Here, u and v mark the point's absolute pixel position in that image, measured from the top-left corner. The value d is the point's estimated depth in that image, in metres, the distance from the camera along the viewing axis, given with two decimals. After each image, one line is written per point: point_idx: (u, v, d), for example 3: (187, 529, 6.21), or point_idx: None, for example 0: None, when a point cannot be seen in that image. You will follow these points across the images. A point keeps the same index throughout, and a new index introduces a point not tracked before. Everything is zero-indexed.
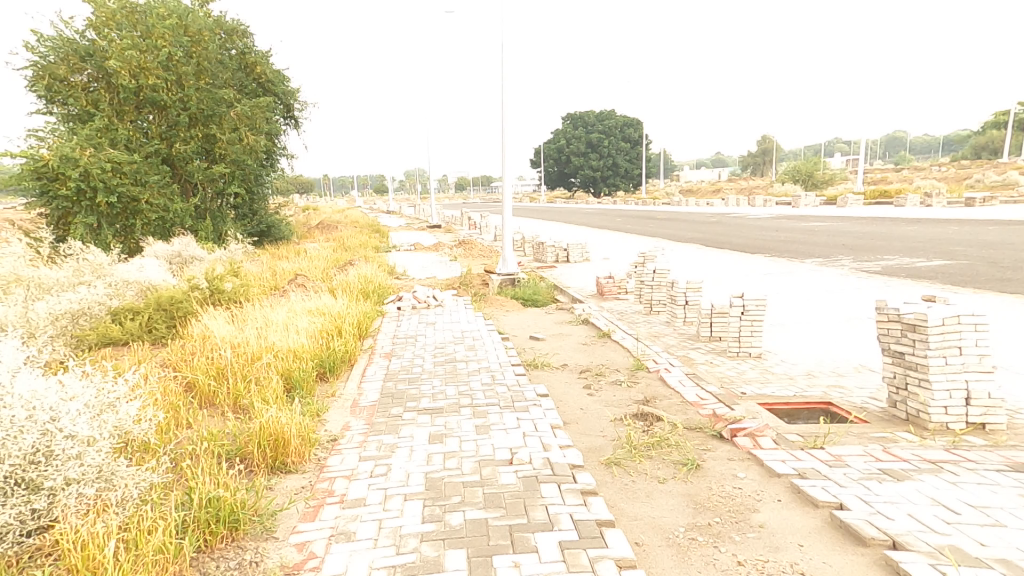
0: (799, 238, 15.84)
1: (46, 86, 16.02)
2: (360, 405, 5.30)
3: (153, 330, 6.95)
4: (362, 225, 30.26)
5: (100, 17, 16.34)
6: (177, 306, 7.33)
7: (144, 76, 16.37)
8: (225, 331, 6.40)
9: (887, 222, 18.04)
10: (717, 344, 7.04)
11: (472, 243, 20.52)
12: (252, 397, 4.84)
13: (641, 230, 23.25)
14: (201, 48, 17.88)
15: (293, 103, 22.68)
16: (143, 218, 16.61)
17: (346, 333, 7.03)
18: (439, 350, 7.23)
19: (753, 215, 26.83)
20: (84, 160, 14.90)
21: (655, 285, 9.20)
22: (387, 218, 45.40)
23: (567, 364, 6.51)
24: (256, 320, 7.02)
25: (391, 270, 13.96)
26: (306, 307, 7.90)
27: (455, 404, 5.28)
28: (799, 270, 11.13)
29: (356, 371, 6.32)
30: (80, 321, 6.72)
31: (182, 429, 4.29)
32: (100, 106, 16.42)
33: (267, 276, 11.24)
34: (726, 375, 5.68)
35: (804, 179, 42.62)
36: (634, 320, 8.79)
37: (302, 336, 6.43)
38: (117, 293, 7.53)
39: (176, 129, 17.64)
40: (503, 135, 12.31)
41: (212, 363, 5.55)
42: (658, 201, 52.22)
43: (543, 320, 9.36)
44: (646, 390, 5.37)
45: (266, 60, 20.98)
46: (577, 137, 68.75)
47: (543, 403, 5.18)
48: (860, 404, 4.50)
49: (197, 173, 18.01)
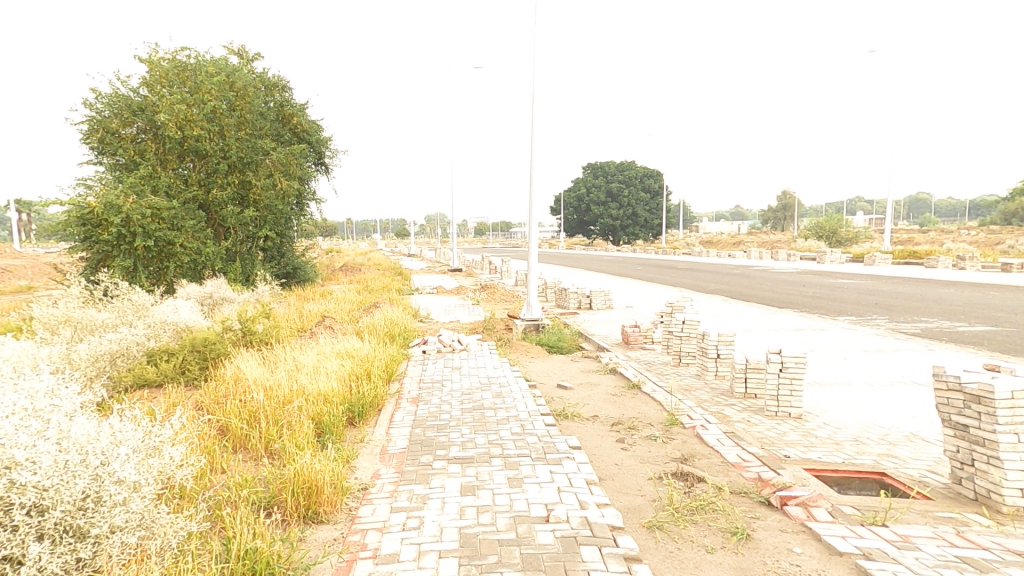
0: (830, 295, 15.56)
1: (98, 139, 17.23)
2: (389, 452, 5.20)
3: (186, 371, 7.02)
4: (385, 267, 30.81)
5: (154, 76, 17.70)
6: (211, 347, 7.43)
7: (189, 127, 17.44)
8: (257, 373, 6.41)
9: (919, 282, 17.66)
10: (754, 402, 6.81)
11: (494, 287, 20.69)
12: (285, 441, 4.81)
13: (663, 280, 23.11)
14: (244, 102, 19.04)
15: (325, 151, 23.75)
16: (176, 261, 17.28)
17: (374, 377, 7.00)
18: (466, 396, 7.16)
19: (778, 269, 26.60)
20: (126, 207, 15.86)
21: (684, 337, 9.08)
22: (410, 261, 46.31)
23: (598, 416, 6.34)
24: (287, 362, 7.05)
25: (416, 312, 14.11)
26: (335, 350, 7.95)
27: (485, 454, 5.15)
28: (832, 328, 10.86)
29: (384, 416, 6.25)
30: (119, 361, 6.87)
31: (216, 474, 4.26)
32: (147, 156, 17.48)
33: (295, 318, 11.44)
34: (766, 435, 5.47)
35: (827, 235, 42.34)
36: (663, 372, 8.61)
37: (332, 380, 6.44)
38: (154, 334, 7.69)
39: (215, 176, 18.54)
40: (531, 185, 12.65)
41: (245, 406, 5.54)
42: (679, 251, 52.29)
43: (569, 368, 9.23)
44: (683, 447, 5.18)
45: (302, 112, 22.17)
46: (597, 187, 70.18)
47: (577, 456, 5.01)
48: (918, 477, 4.24)
49: (230, 217, 18.79)
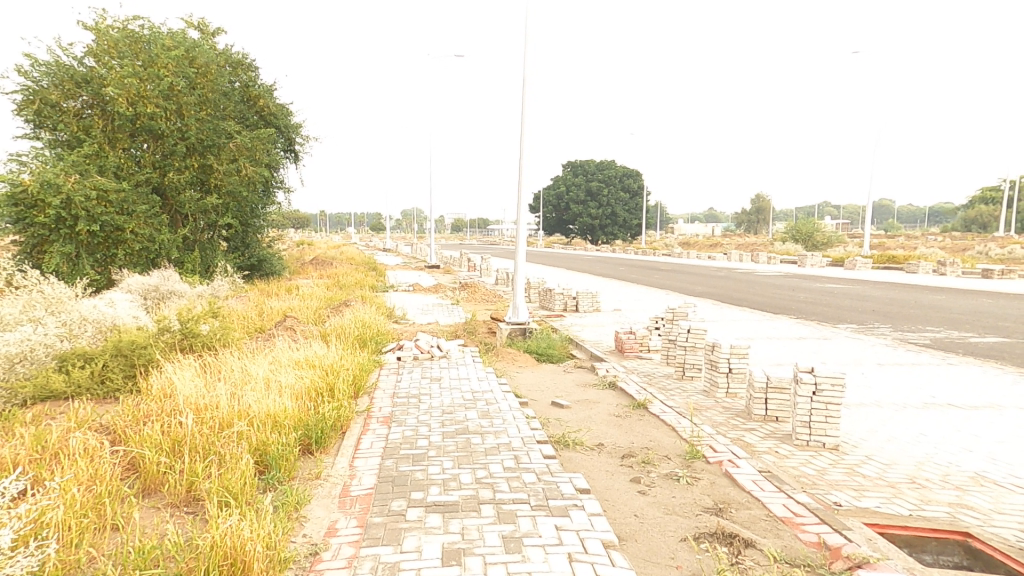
0: (825, 301, 15.02)
1: (36, 112, 15.49)
2: (352, 495, 4.12)
3: (106, 382, 5.74)
4: (358, 262, 29.42)
5: (101, 45, 16.00)
6: (139, 352, 6.11)
7: (142, 104, 15.83)
8: (190, 388, 5.10)
9: (910, 288, 17.33)
10: (777, 427, 5.95)
11: (475, 285, 19.61)
12: (211, 484, 3.63)
13: (648, 281, 22.44)
14: (206, 80, 17.50)
15: (294, 137, 22.22)
16: (125, 248, 15.73)
17: (338, 392, 5.84)
18: (449, 415, 6.11)
19: (762, 273, 26.30)
20: (67, 187, 14.26)
21: (688, 347, 8.22)
22: (386, 256, 44.89)
23: (604, 445, 5.40)
24: (233, 374, 5.77)
25: (390, 311, 12.95)
26: (293, 357, 6.69)
27: (473, 499, 4.11)
28: (837, 337, 10.21)
29: (348, 443, 5.13)
30: (18, 368, 5.56)
31: (104, 539, 3.07)
32: (93, 133, 15.83)
33: (253, 316, 10.19)
34: (807, 473, 4.59)
35: (804, 239, 42.72)
36: (667, 387, 7.74)
37: (285, 397, 5.25)
38: (68, 335, 6.38)
39: (172, 158, 16.96)
40: (520, 176, 11.67)
41: (168, 431, 4.29)
42: (658, 252, 52.05)
43: (562, 380, 8.28)
44: (714, 492, 4.26)
45: (269, 94, 20.59)
46: (578, 186, 69.72)
47: (586, 505, 4.02)
48: (1017, 543, 3.44)
49: (188, 204, 17.26)
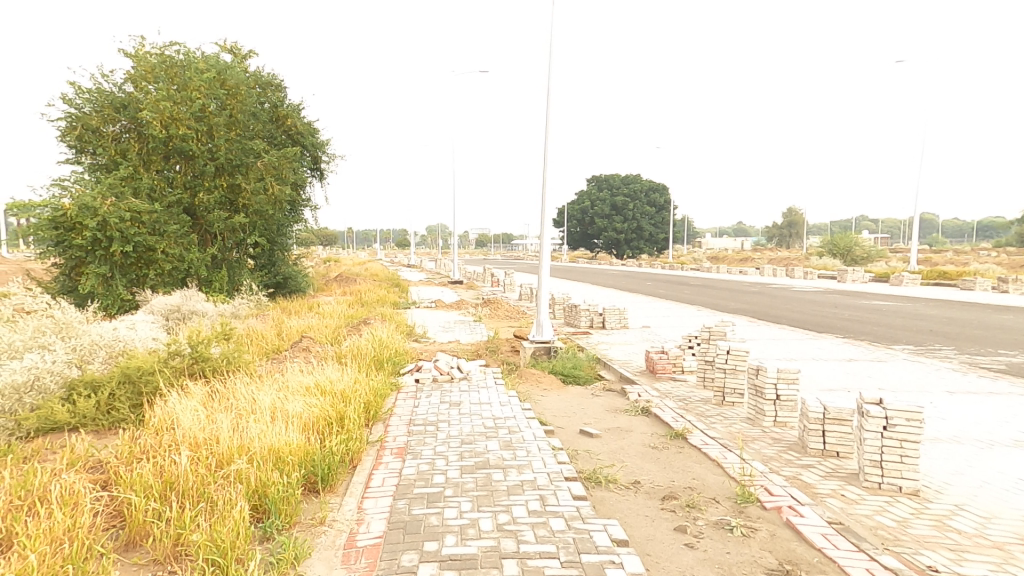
0: (873, 319, 14.00)
1: (77, 137, 15.98)
2: (357, 546, 3.65)
3: (112, 412, 5.47)
4: (382, 279, 29.43)
5: (139, 71, 16.44)
6: (146, 379, 5.83)
7: (175, 126, 16.14)
8: (191, 419, 4.74)
9: (967, 306, 16.09)
10: (839, 464, 5.24)
11: (498, 301, 19.18)
12: (199, 538, 3.22)
13: (678, 297, 21.64)
14: (236, 101, 17.72)
15: (321, 156, 22.42)
16: (156, 268, 15.93)
17: (349, 422, 5.41)
18: (468, 446, 5.60)
19: (799, 288, 25.12)
20: (103, 210, 14.55)
21: (729, 370, 7.54)
22: (411, 272, 44.98)
23: (640, 484, 4.81)
24: (238, 403, 5.41)
25: (411, 330, 12.60)
26: (304, 382, 6.32)
27: (493, 552, 3.58)
28: (893, 359, 9.34)
29: (358, 480, 4.68)
30: (24, 397, 5.34)
31: None
32: (128, 156, 16.21)
33: (272, 336, 9.96)
34: (886, 526, 3.90)
35: (841, 253, 41.08)
36: (707, 415, 7.08)
37: (291, 429, 4.84)
38: (78, 362, 6.16)
39: (202, 178, 17.20)
40: (545, 189, 11.25)
41: (162, 471, 3.92)
42: (687, 266, 50.84)
43: (590, 405, 7.69)
44: (777, 549, 3.61)
45: (297, 114, 20.84)
46: (602, 200, 69.12)
47: (626, 563, 3.45)
48: None
49: (217, 223, 17.41)
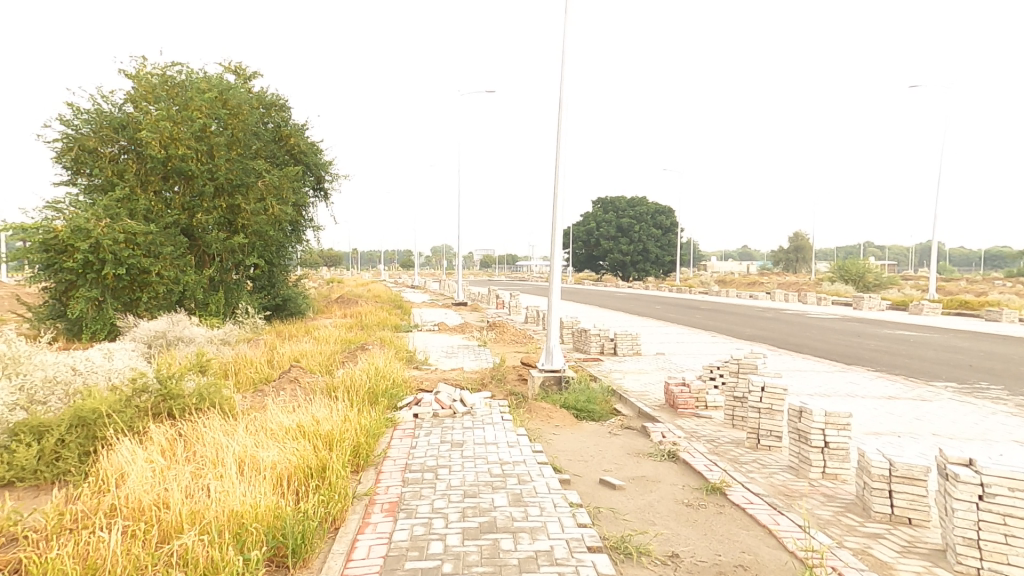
0: (904, 351, 13.08)
1: (73, 158, 15.59)
2: None
3: (59, 461, 4.73)
4: (384, 300, 28.69)
5: (139, 91, 16.14)
6: (100, 422, 5.06)
7: (174, 146, 15.72)
8: (139, 474, 3.97)
9: (1001, 337, 15.12)
10: (914, 534, 4.38)
11: (504, 325, 18.39)
12: None
13: (690, 322, 20.73)
14: (238, 120, 17.30)
15: (324, 175, 21.98)
16: (150, 291, 15.33)
17: (332, 472, 4.62)
18: (471, 502, 4.76)
19: (815, 314, 24.14)
20: (96, 232, 14.08)
21: (764, 410, 6.70)
22: (415, 293, 44.18)
23: (680, 559, 3.97)
24: (203, 452, 4.64)
25: (411, 357, 11.80)
26: (285, 423, 5.54)
27: None
28: (940, 398, 8.45)
29: (337, 550, 3.88)
30: None
31: None
32: (125, 176, 15.77)
33: (261, 364, 9.21)
34: None
35: (853, 279, 40.18)
36: (743, 462, 6.21)
37: (259, 486, 4.06)
38: (26, 403, 5.41)
39: (201, 199, 16.70)
40: (556, 209, 10.58)
41: (87, 551, 3.15)
42: (694, 289, 49.90)
43: (608, 447, 6.84)
44: None
45: (301, 133, 20.46)
46: (608, 222, 68.71)
47: None
48: None
49: (215, 244, 16.81)
